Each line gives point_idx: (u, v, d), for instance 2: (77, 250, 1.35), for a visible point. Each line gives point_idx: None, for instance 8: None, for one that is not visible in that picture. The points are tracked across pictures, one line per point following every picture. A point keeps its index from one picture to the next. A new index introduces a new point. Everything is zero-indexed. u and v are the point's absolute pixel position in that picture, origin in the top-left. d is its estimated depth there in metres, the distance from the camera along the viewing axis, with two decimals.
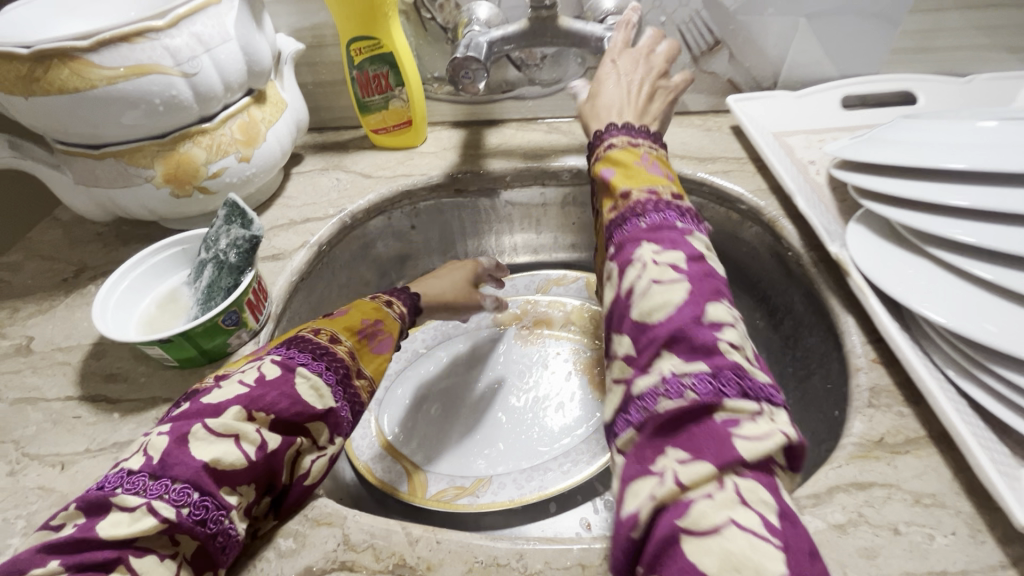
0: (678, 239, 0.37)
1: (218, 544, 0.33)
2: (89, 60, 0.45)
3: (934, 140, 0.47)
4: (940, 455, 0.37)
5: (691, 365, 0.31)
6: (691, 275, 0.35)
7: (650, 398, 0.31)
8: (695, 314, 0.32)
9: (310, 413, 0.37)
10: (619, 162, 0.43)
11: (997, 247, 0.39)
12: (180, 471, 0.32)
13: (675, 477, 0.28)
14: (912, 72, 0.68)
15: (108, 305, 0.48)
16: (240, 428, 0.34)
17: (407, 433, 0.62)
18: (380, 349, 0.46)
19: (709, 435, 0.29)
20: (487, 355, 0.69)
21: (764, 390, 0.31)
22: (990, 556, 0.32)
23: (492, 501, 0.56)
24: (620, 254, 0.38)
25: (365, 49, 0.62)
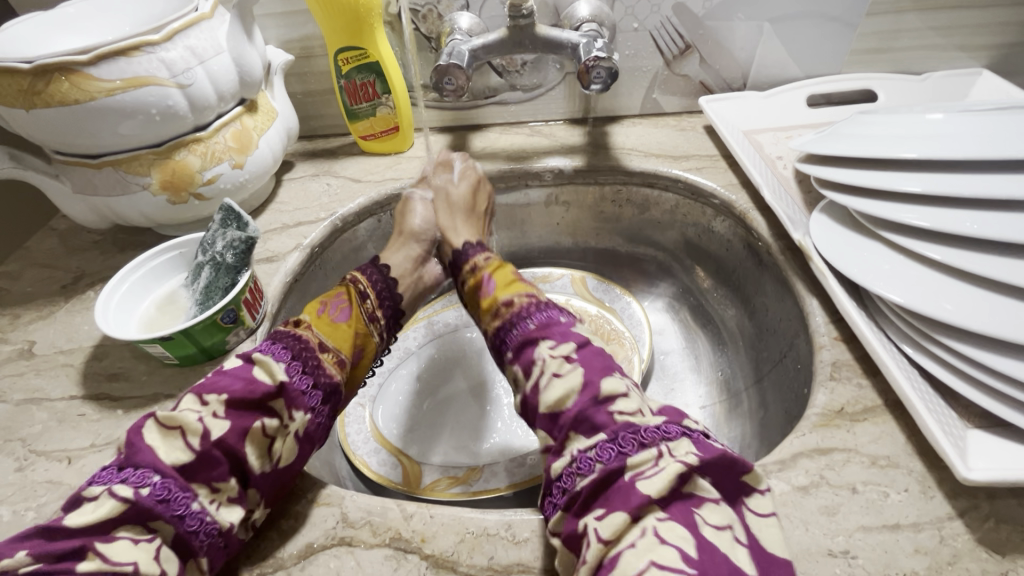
0: (565, 332, 0.43)
1: (192, 526, 0.34)
2: (89, 73, 0.47)
3: (888, 133, 0.50)
4: (895, 421, 0.40)
5: (593, 439, 0.36)
6: (582, 362, 0.40)
7: (569, 477, 0.35)
8: (592, 396, 0.37)
9: (263, 391, 0.39)
10: (498, 276, 0.51)
11: (946, 229, 0.42)
12: (139, 457, 0.35)
13: (597, 535, 0.31)
14: (874, 71, 0.72)
15: (109, 307, 0.50)
16: (183, 420, 0.36)
17: (401, 428, 0.64)
18: (340, 318, 0.49)
19: (619, 490, 0.32)
20: (477, 351, 0.72)
21: (659, 430, 0.35)
22: (938, 508, 0.35)
23: (484, 488, 0.58)
24: (522, 358, 0.43)
25: (352, 59, 0.65)
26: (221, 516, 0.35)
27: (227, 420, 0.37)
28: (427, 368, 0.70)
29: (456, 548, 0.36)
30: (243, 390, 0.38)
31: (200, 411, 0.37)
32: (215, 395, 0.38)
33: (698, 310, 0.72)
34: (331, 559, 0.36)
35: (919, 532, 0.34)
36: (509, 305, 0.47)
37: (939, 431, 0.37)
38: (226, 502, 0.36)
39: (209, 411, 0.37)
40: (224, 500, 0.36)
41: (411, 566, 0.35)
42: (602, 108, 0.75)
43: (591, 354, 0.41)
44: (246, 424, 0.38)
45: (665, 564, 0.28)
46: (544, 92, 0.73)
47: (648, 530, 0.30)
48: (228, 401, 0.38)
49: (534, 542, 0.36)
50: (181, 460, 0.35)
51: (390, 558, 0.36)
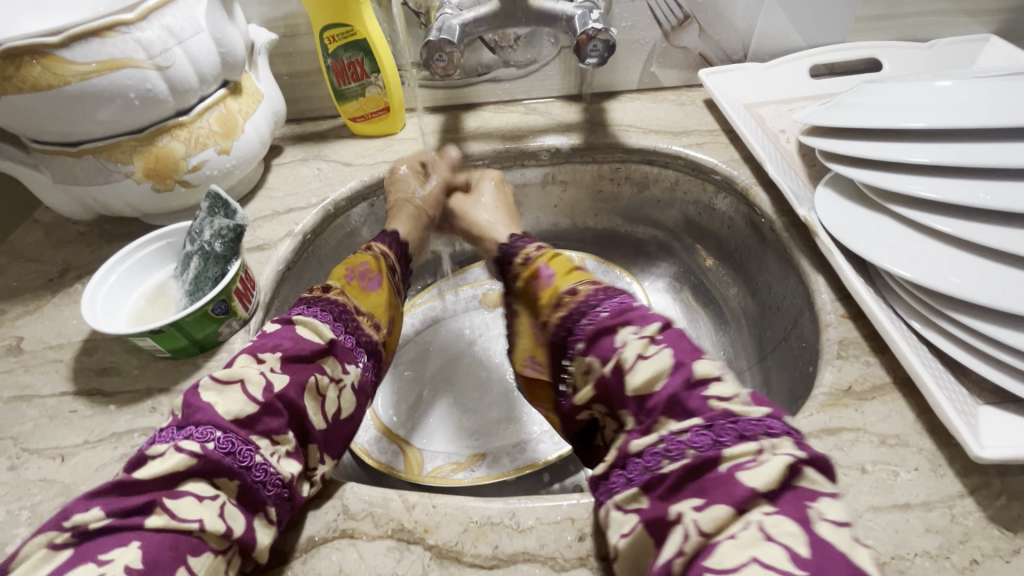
0: (646, 314, 0.40)
1: (258, 476, 0.35)
2: (60, 56, 0.45)
3: (895, 103, 0.49)
4: (905, 399, 0.39)
5: (687, 423, 0.33)
6: (670, 343, 0.37)
7: (653, 458, 0.33)
8: (684, 379, 0.35)
9: (313, 349, 0.42)
10: (555, 265, 0.51)
11: (955, 200, 0.41)
12: (202, 415, 0.36)
13: (696, 528, 0.29)
14: (878, 39, 0.70)
15: (97, 299, 0.48)
16: (244, 374, 0.38)
17: (403, 414, 0.63)
18: (370, 286, 0.54)
19: (717, 481, 0.30)
20: (479, 337, 0.71)
21: (761, 422, 0.32)
22: (949, 487, 0.34)
23: (487, 474, 0.57)
24: (599, 345, 0.40)
25: (339, 37, 0.62)
26: (283, 467, 0.37)
27: (286, 374, 0.39)
28: (427, 355, 0.69)
29: (459, 538, 0.35)
30: (296, 347, 0.41)
31: (260, 366, 0.39)
32: (270, 352, 0.40)
33: (700, 290, 0.71)
34: (333, 552, 0.36)
35: (929, 511, 0.33)
36: (574, 294, 0.46)
37: (950, 408, 0.36)
38: (286, 454, 0.38)
39: (267, 366, 0.39)
40: (285, 452, 0.38)
41: (415, 558, 0.35)
42: (599, 83, 0.73)
43: (676, 334, 0.38)
44: (303, 378, 0.40)
45: (771, 563, 0.26)
46: (539, 69, 0.71)
47: (755, 524, 0.28)
48: (283, 357, 0.40)
49: (539, 530, 0.35)
50: (244, 414, 0.37)
51: (393, 550, 0.35)
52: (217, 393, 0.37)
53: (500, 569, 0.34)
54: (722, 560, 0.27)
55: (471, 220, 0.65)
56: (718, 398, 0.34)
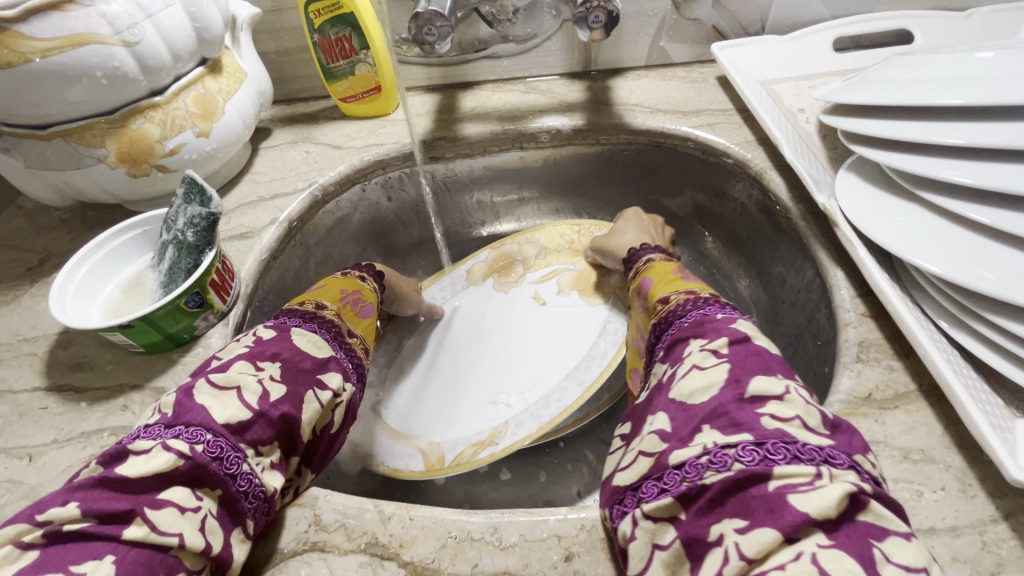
0: (721, 326, 0.37)
1: (242, 487, 0.33)
2: (19, 31, 0.42)
3: (928, 77, 0.44)
4: (931, 409, 0.35)
5: (735, 436, 0.29)
6: (734, 358, 0.34)
7: (692, 468, 0.29)
8: (737, 393, 0.32)
9: (313, 359, 0.41)
10: (657, 275, 0.49)
11: (992, 186, 0.36)
12: (193, 416, 0.33)
13: (738, 552, 0.26)
14: (910, 8, 0.64)
15: (68, 291, 0.46)
16: (241, 380, 0.36)
17: (408, 410, 0.59)
18: (364, 313, 0.50)
19: (765, 503, 0.27)
20: (477, 310, 0.66)
21: (822, 450, 0.29)
22: (981, 510, 0.31)
23: (514, 442, 0.54)
24: (671, 355, 0.38)
25: (325, 11, 0.58)
26: (267, 479, 0.35)
27: (283, 385, 0.38)
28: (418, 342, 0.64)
29: (437, 555, 0.33)
30: (294, 357, 0.39)
31: (257, 373, 0.37)
32: (269, 360, 0.38)
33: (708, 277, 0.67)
34: (301, 566, 0.33)
35: (957, 537, 0.30)
36: (667, 302, 0.44)
37: (984, 422, 0.32)
38: (270, 466, 0.35)
39: (265, 375, 0.37)
40: (269, 463, 0.35)
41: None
42: (604, 59, 0.68)
43: (748, 353, 0.34)
44: (302, 390, 0.38)
45: None
46: (539, 44, 0.66)
47: (805, 555, 0.25)
48: (284, 366, 0.38)
49: (522, 548, 0.32)
50: (236, 420, 0.34)
51: (366, 566, 0.33)
52: (212, 397, 0.35)
53: None
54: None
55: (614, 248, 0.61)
56: (772, 416, 0.30)
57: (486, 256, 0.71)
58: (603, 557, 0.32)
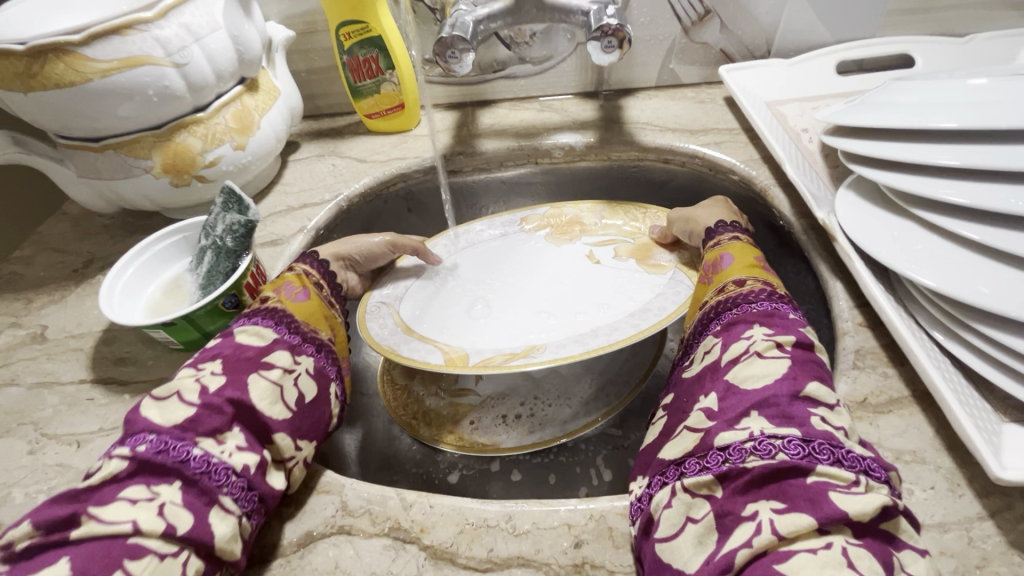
0: (790, 325, 0.39)
1: (198, 469, 0.34)
2: (82, 54, 0.46)
3: (924, 102, 0.46)
4: (923, 413, 0.37)
5: (783, 430, 0.32)
6: (795, 356, 0.36)
7: (736, 452, 0.31)
8: (793, 389, 0.34)
9: (255, 348, 0.42)
10: (740, 253, 0.47)
11: (984, 205, 0.38)
12: (134, 424, 0.35)
13: (772, 528, 0.28)
14: (911, 34, 0.67)
15: (115, 290, 0.50)
16: (179, 384, 0.37)
17: (429, 320, 0.56)
18: (302, 298, 0.48)
19: (805, 493, 0.29)
20: (522, 249, 0.64)
21: (863, 460, 0.31)
22: (968, 508, 0.33)
23: (551, 358, 0.48)
24: (729, 332, 0.40)
25: (354, 34, 0.62)
26: (233, 459, 0.35)
27: (224, 376, 0.39)
28: None
29: (455, 540, 0.35)
30: (236, 351, 0.41)
31: (197, 373, 0.38)
32: (210, 361, 0.40)
33: None
34: (329, 548, 0.36)
35: (945, 533, 0.32)
36: (742, 285, 0.44)
37: (972, 426, 0.34)
38: (237, 448, 0.36)
39: (207, 373, 0.39)
40: (235, 447, 0.36)
41: (409, 557, 0.35)
42: (616, 79, 0.72)
43: (807, 358, 0.36)
44: (245, 375, 0.39)
45: None
46: (555, 65, 0.70)
47: (836, 547, 0.27)
48: (224, 361, 0.40)
49: (535, 535, 0.35)
50: (182, 418, 0.35)
51: (389, 548, 0.35)
52: (154, 406, 0.36)
53: (494, 573, 0.33)
54: (796, 567, 0.27)
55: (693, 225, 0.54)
56: (821, 419, 0.33)
57: (544, 211, 0.66)
58: (610, 545, 0.34)
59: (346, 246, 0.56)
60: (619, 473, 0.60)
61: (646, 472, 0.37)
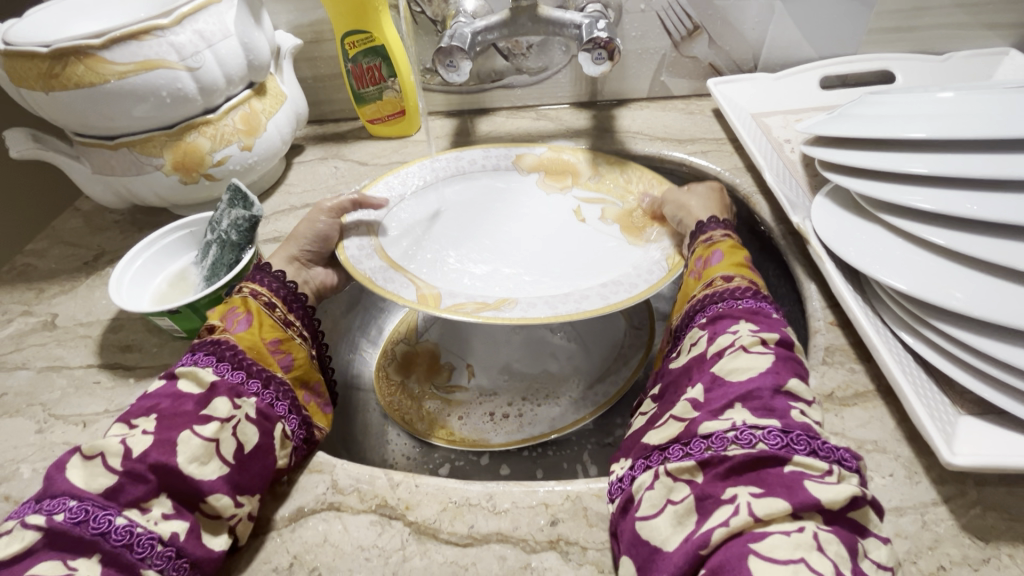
0: (775, 324, 0.40)
1: (119, 541, 0.32)
2: (102, 57, 0.49)
3: (897, 113, 0.49)
4: (886, 407, 0.39)
5: (763, 421, 0.33)
6: (779, 353, 0.37)
7: (719, 440, 0.33)
8: (775, 382, 0.35)
9: (193, 400, 0.38)
10: (730, 253, 0.48)
11: (948, 211, 0.41)
12: (56, 485, 0.33)
13: (749, 509, 0.29)
14: (893, 51, 0.70)
15: (124, 281, 0.52)
16: (101, 445, 0.34)
17: (413, 252, 0.55)
18: (242, 326, 0.44)
19: (781, 481, 0.30)
20: (512, 196, 0.63)
21: (837, 450, 0.32)
22: (923, 494, 0.35)
23: (518, 318, 0.47)
24: (715, 326, 0.41)
25: (359, 43, 0.65)
26: (159, 527, 0.33)
27: (151, 436, 0.35)
28: (436, 339, 0.74)
29: (438, 517, 0.37)
30: (172, 404, 0.37)
31: (127, 432, 0.35)
32: (144, 416, 0.37)
33: None
34: (319, 522, 0.38)
35: (901, 516, 0.34)
36: (729, 281, 0.45)
37: (926, 416, 0.36)
38: (164, 516, 0.34)
39: (135, 432, 0.35)
40: (162, 514, 0.34)
41: (395, 532, 0.37)
42: (609, 90, 0.75)
43: (790, 355, 0.38)
44: (175, 434, 0.36)
45: (818, 569, 0.27)
46: (551, 76, 0.73)
47: (807, 530, 0.28)
48: (159, 417, 0.37)
49: (514, 513, 0.37)
50: (104, 484, 0.33)
51: (375, 524, 0.37)
52: (79, 466, 0.34)
53: (473, 548, 0.35)
54: (769, 547, 0.28)
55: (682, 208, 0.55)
56: (801, 412, 0.34)
57: (542, 151, 0.66)
58: (584, 523, 0.36)
59: (295, 244, 0.55)
60: (603, 468, 0.62)
61: (630, 455, 0.39)
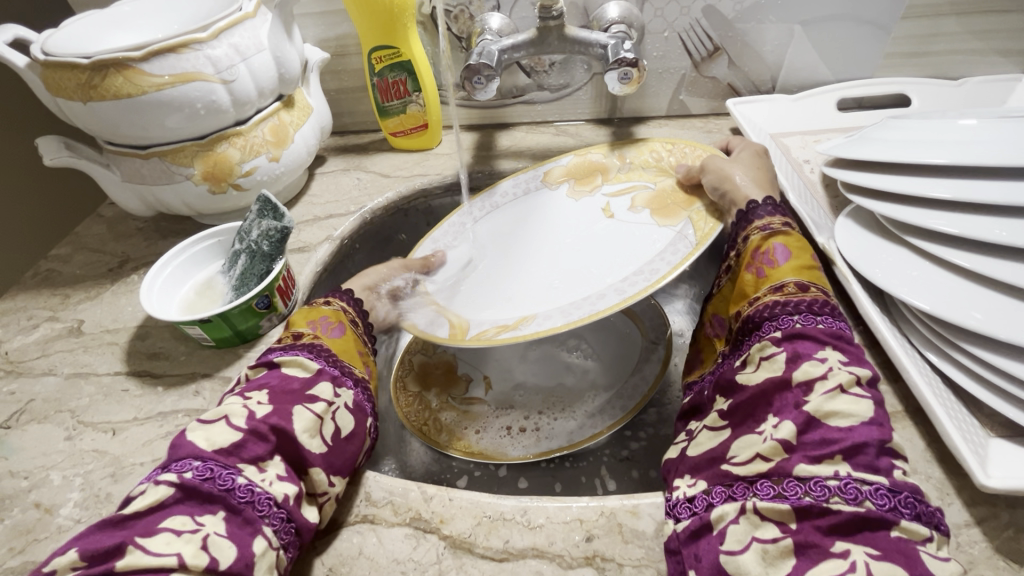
0: (861, 357, 0.38)
1: (243, 498, 0.33)
2: (141, 69, 0.50)
3: (919, 139, 0.50)
4: (915, 428, 0.40)
5: (873, 477, 0.32)
6: (875, 397, 0.35)
7: (819, 488, 0.32)
8: (882, 439, 0.33)
9: (300, 380, 0.41)
10: (795, 250, 0.46)
11: (975, 236, 0.41)
12: (181, 449, 0.35)
13: (866, 569, 0.29)
14: (907, 75, 0.71)
15: (153, 290, 0.52)
16: (227, 410, 0.37)
17: (451, 290, 0.58)
18: (335, 333, 0.47)
19: (892, 545, 0.30)
20: (536, 209, 0.64)
21: (936, 517, 0.32)
22: (956, 516, 0.35)
23: (537, 331, 0.49)
24: (795, 343, 0.39)
25: (385, 58, 0.66)
26: (274, 488, 0.35)
27: (269, 405, 0.38)
28: (452, 351, 0.75)
29: (473, 531, 0.37)
30: (281, 381, 0.40)
31: (244, 401, 0.38)
32: (256, 391, 0.39)
33: None
34: (354, 535, 0.38)
35: None
36: (803, 290, 0.43)
37: (959, 438, 0.37)
38: (277, 477, 0.36)
39: (252, 401, 0.38)
40: (276, 475, 0.36)
41: (430, 546, 0.37)
42: (628, 108, 0.76)
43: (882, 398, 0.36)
44: (289, 406, 0.39)
45: None
46: (571, 93, 0.74)
47: None
48: (270, 392, 0.39)
49: (549, 528, 0.37)
50: (227, 442, 0.35)
51: (410, 537, 0.37)
52: (201, 430, 0.36)
53: (509, 563, 0.35)
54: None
55: (725, 181, 0.53)
56: (902, 471, 0.33)
57: (568, 161, 0.67)
58: (620, 539, 0.36)
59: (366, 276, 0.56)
60: (622, 484, 0.61)
61: (695, 473, 0.38)
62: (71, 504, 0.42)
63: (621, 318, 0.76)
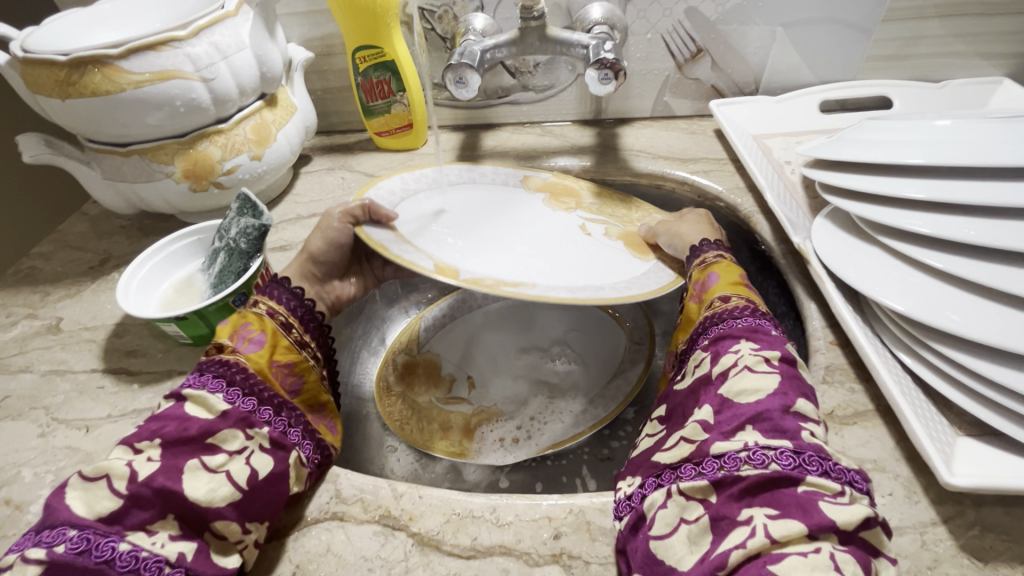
0: (773, 340, 0.40)
1: (126, 567, 0.32)
2: (120, 66, 0.50)
3: (895, 139, 0.50)
4: (884, 426, 0.40)
5: (776, 442, 0.33)
6: (784, 371, 0.37)
7: (731, 460, 0.33)
8: (783, 403, 0.35)
9: (200, 425, 0.37)
10: (723, 272, 0.48)
11: (947, 236, 0.41)
12: (56, 514, 0.32)
13: (766, 531, 0.30)
14: (892, 78, 0.71)
15: (131, 287, 0.52)
16: (108, 468, 0.34)
17: (423, 233, 0.57)
18: (253, 347, 0.45)
19: (797, 502, 0.30)
20: (511, 203, 0.64)
21: (849, 473, 0.32)
22: (923, 514, 0.35)
23: (543, 295, 0.49)
24: (716, 345, 0.41)
25: (369, 58, 0.66)
26: (165, 550, 0.33)
27: (159, 461, 0.35)
28: (437, 349, 0.75)
29: (441, 528, 0.37)
30: (177, 428, 0.37)
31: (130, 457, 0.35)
32: (147, 439, 0.36)
33: None
34: (322, 532, 0.38)
35: (901, 535, 0.34)
36: (726, 301, 0.45)
37: (926, 437, 0.37)
38: (170, 538, 0.34)
39: (141, 456, 0.35)
40: (168, 536, 0.34)
41: (398, 543, 0.37)
42: (613, 109, 0.76)
43: (793, 372, 0.37)
44: (183, 461, 0.36)
45: None
46: (556, 94, 0.74)
47: (825, 551, 0.28)
48: (162, 442, 0.36)
49: (517, 526, 0.37)
50: (107, 510, 0.33)
51: (379, 534, 0.37)
52: (80, 491, 0.33)
53: (476, 560, 0.35)
54: (787, 568, 0.28)
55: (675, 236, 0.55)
56: (811, 433, 0.34)
57: (548, 176, 0.67)
58: (587, 537, 0.36)
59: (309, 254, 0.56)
60: (603, 483, 0.62)
61: (636, 472, 0.38)
62: (42, 501, 0.42)
63: (608, 321, 0.76)
